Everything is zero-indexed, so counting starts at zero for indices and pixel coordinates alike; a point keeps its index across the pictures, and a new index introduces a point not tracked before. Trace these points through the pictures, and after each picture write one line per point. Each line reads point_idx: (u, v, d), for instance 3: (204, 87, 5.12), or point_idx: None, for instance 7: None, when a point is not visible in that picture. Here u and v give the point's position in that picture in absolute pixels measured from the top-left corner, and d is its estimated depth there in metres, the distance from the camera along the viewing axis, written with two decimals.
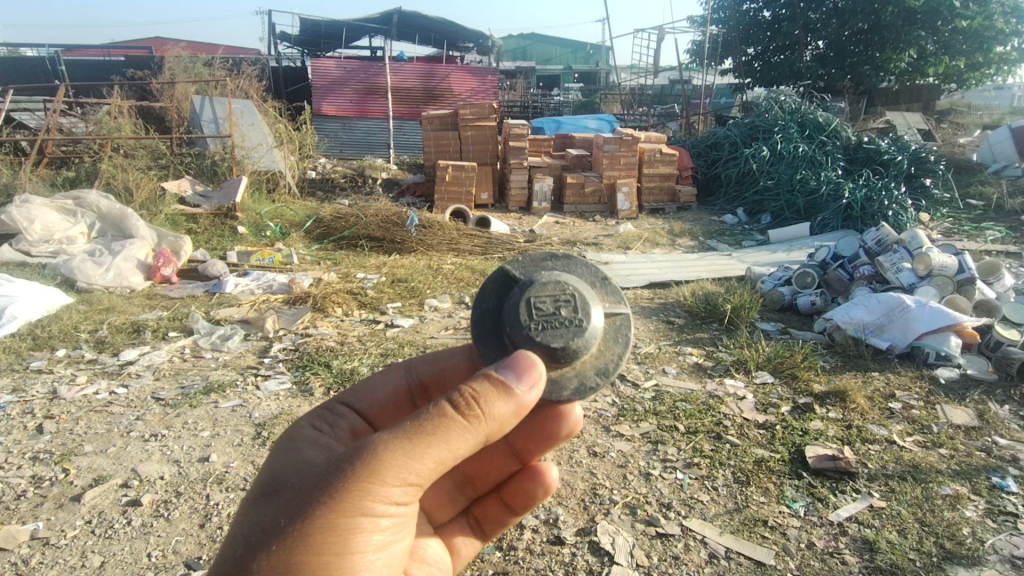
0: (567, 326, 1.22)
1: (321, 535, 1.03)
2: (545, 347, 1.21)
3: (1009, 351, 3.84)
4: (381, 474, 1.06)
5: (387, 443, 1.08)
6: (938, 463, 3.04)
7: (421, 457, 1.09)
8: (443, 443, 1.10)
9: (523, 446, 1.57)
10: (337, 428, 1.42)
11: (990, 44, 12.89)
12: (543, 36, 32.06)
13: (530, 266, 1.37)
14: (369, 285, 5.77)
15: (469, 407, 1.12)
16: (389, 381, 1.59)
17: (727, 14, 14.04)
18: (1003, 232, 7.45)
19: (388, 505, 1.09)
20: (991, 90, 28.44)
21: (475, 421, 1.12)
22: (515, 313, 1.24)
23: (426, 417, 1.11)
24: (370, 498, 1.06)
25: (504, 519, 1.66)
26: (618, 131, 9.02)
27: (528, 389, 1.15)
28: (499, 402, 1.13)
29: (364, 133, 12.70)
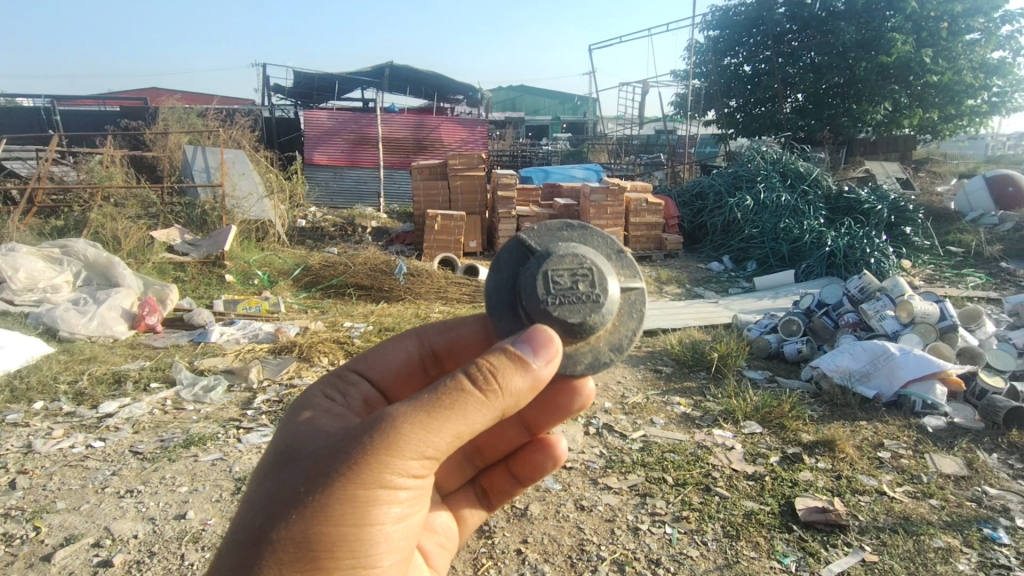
0: (583, 301, 1.31)
1: (339, 506, 1.08)
2: (562, 321, 1.29)
3: (994, 400, 3.84)
4: (400, 447, 1.10)
5: (406, 416, 1.11)
6: (929, 514, 3.00)
7: (439, 431, 1.13)
8: (460, 418, 1.14)
9: (533, 420, 1.62)
10: (349, 397, 1.44)
11: (961, 97, 13.38)
12: (531, 89, 32.93)
13: (546, 239, 1.43)
14: (356, 334, 5.73)
15: (485, 382, 1.16)
16: (402, 351, 1.61)
17: (709, 68, 14.54)
18: (983, 278, 7.58)
19: (406, 478, 1.14)
20: (965, 141, 29.36)
21: (492, 396, 1.16)
22: (533, 287, 1.31)
23: (444, 392, 1.14)
24: (389, 471, 1.10)
25: (510, 489, 1.73)
26: (605, 181, 9.20)
27: (543, 364, 1.21)
28: (514, 376, 1.18)
29: (355, 183, 12.88)
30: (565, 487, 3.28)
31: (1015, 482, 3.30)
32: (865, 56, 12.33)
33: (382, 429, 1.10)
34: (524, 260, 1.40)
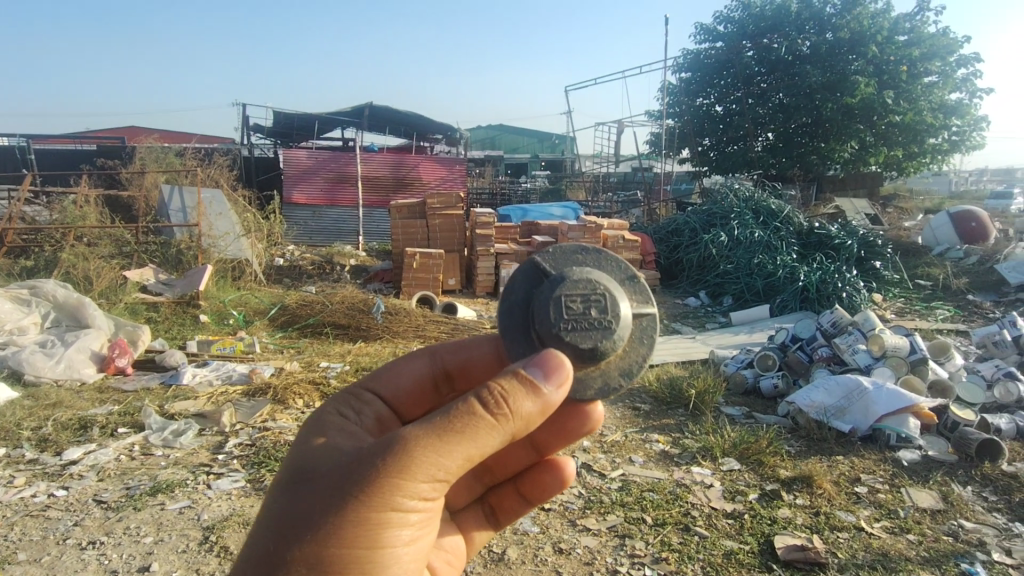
0: (595, 328, 1.29)
1: (351, 529, 1.07)
2: (574, 347, 1.28)
3: (966, 432, 3.88)
4: (412, 470, 1.09)
5: (419, 437, 1.10)
6: (907, 550, 3.00)
7: (451, 454, 1.12)
8: (471, 440, 1.13)
9: (541, 440, 1.59)
10: (363, 415, 1.42)
11: (923, 136, 13.88)
12: (510, 128, 33.51)
13: (561, 261, 1.41)
14: (332, 374, 5.65)
15: (497, 406, 1.15)
16: (414, 367, 1.58)
17: (682, 108, 14.96)
18: (952, 311, 7.75)
19: (417, 501, 1.13)
20: (930, 178, 30.33)
21: (503, 420, 1.15)
22: (545, 311, 1.30)
23: (455, 415, 1.13)
24: (401, 494, 1.10)
25: (519, 508, 1.68)
26: (582, 219, 9.32)
27: (555, 389, 1.20)
28: (525, 400, 1.17)
29: (335, 221, 12.93)
30: (544, 530, 3.22)
31: (991, 515, 3.31)
32: (831, 97, 12.79)
33: (396, 451, 1.09)
34: (539, 282, 1.38)
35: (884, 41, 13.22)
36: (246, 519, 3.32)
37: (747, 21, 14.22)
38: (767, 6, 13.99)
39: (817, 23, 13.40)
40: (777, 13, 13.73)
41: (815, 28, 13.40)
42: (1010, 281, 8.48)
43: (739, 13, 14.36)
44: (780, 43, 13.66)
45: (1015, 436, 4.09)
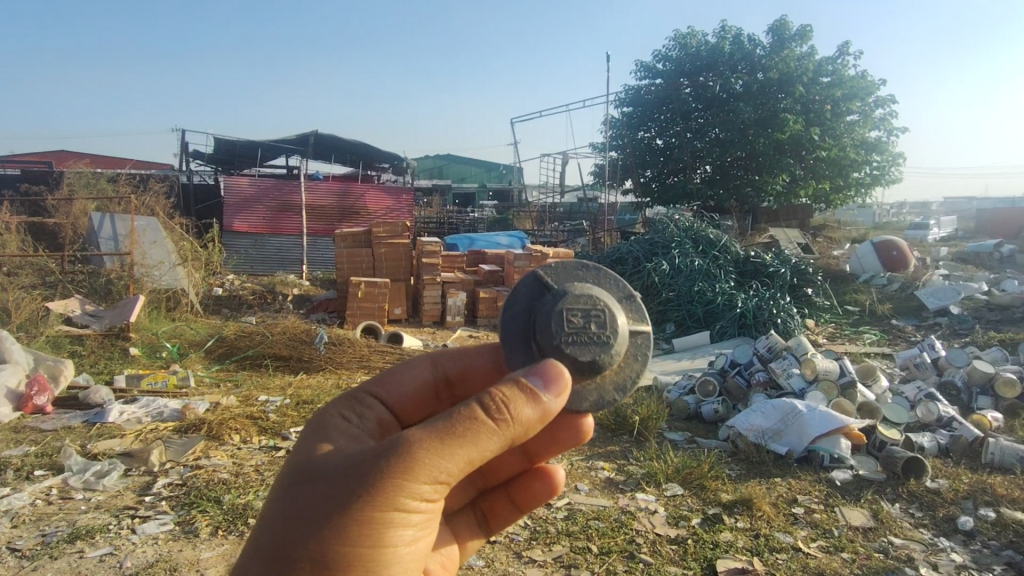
0: (595, 342, 1.31)
1: (354, 529, 1.07)
2: (574, 359, 1.30)
3: (893, 452, 4.06)
4: (414, 471, 1.08)
5: (422, 440, 1.10)
6: (842, 568, 3.08)
7: (453, 458, 1.11)
8: (472, 445, 1.13)
9: (533, 447, 1.56)
10: (364, 418, 1.40)
11: (847, 170, 14.74)
12: (458, 158, 33.68)
13: (563, 275, 1.43)
14: (271, 407, 5.44)
15: (499, 411, 1.15)
16: (414, 372, 1.56)
17: (625, 141, 15.45)
18: (878, 335, 8.18)
19: (418, 502, 1.12)
20: (855, 211, 32.13)
21: (504, 425, 1.15)
22: (548, 323, 1.32)
23: (456, 420, 1.12)
24: (402, 496, 1.09)
25: (510, 515, 1.64)
26: (528, 248, 9.40)
27: (554, 397, 1.20)
28: (526, 406, 1.17)
29: (278, 250, 12.64)
30: (488, 564, 3.16)
31: (918, 531, 3.46)
32: (763, 132, 13.46)
33: (399, 454, 1.08)
34: (542, 293, 1.41)
35: (810, 81, 14.03)
36: (175, 565, 3.14)
37: (684, 60, 14.85)
38: (703, 45, 14.69)
39: (749, 63, 14.12)
40: (711, 52, 14.41)
41: (747, 68, 14.11)
42: (929, 306, 9.04)
43: (677, 52, 15.01)
44: (715, 81, 14.31)
45: (937, 454, 4.30)
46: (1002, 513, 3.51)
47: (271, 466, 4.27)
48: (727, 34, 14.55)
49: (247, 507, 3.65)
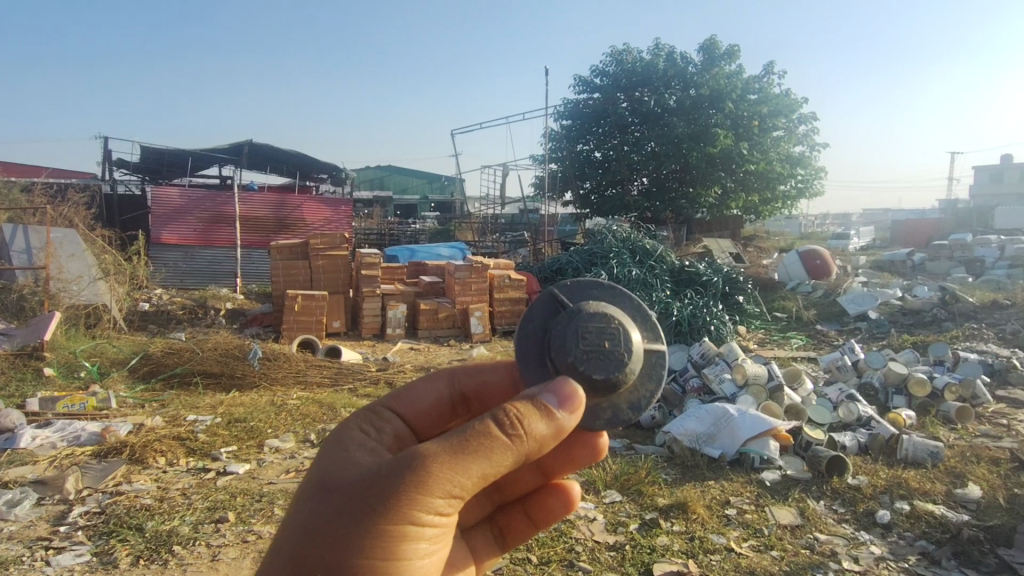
0: (607, 361, 1.31)
1: (367, 544, 1.03)
2: (588, 378, 1.30)
3: (817, 451, 4.25)
4: (430, 485, 1.05)
5: (438, 453, 1.07)
6: (771, 566, 3.18)
7: (468, 472, 1.09)
8: (487, 459, 1.10)
9: (547, 463, 1.53)
10: (382, 432, 1.35)
11: (775, 183, 15.43)
12: (399, 169, 33.23)
13: (578, 293, 1.45)
14: (200, 427, 5.20)
15: (512, 426, 1.13)
16: (432, 388, 1.52)
17: (564, 154, 15.72)
18: (804, 340, 8.57)
19: (434, 517, 1.09)
20: (783, 223, 33.68)
21: (519, 440, 1.13)
22: (563, 341, 1.33)
23: (471, 434, 1.10)
24: (416, 511, 1.06)
25: (525, 533, 1.60)
26: (469, 259, 9.38)
27: (568, 414, 1.19)
28: (540, 422, 1.15)
29: (209, 262, 12.15)
30: None
31: (841, 526, 3.62)
32: (695, 146, 13.96)
33: (415, 468, 1.05)
34: (557, 311, 1.43)
35: (739, 98, 14.65)
36: None
37: (620, 75, 15.29)
38: (638, 62, 15.15)
39: (681, 80, 14.64)
40: (646, 69, 14.88)
41: (680, 84, 14.62)
42: (850, 312, 9.54)
43: (614, 68, 15.42)
44: (650, 97, 14.76)
45: (858, 452, 4.52)
46: (916, 505, 3.72)
47: (199, 489, 4.07)
48: (660, 52, 15.04)
49: (173, 532, 3.46)
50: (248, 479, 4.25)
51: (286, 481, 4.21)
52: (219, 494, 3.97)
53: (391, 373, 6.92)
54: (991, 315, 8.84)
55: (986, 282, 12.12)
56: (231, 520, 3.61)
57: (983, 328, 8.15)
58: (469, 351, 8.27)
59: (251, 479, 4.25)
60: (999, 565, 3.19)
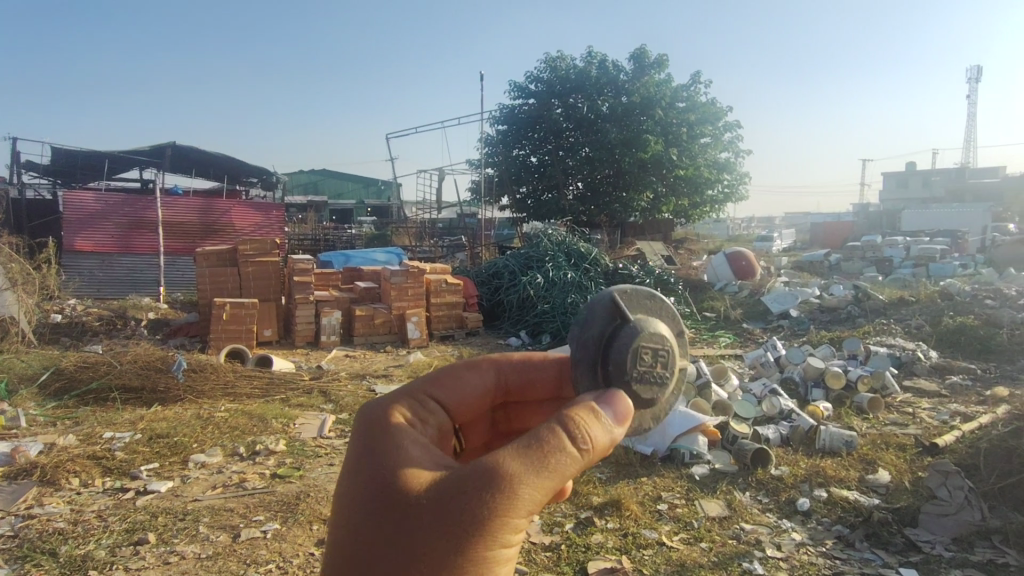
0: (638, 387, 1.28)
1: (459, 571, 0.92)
2: (638, 398, 1.28)
3: (742, 444, 4.43)
4: (517, 509, 0.95)
5: (521, 469, 0.96)
6: (700, 557, 3.28)
7: (550, 489, 0.99)
8: (565, 475, 1.01)
9: None
10: (428, 426, 1.20)
11: (704, 188, 15.97)
12: (334, 173, 32.35)
13: (635, 303, 1.38)
14: (118, 444, 4.89)
15: (581, 439, 1.04)
16: (477, 377, 1.40)
17: (499, 158, 15.83)
18: (732, 339, 8.91)
19: (515, 537, 0.99)
20: (712, 226, 34.92)
21: (590, 453, 1.05)
22: (624, 358, 1.27)
23: (551, 448, 1.00)
24: (503, 534, 0.95)
25: None
26: (405, 263, 9.26)
27: (622, 427, 1.14)
28: (607, 436, 1.09)
29: (129, 271, 11.50)
30: None
31: (765, 515, 3.78)
32: (627, 152, 14.30)
33: (500, 489, 0.93)
34: (616, 319, 1.34)
35: (668, 105, 15.09)
36: None
37: (555, 82, 15.53)
38: (571, 69, 15.43)
39: (613, 88, 14.98)
40: (579, 76, 15.17)
41: (612, 92, 14.96)
42: (774, 310, 9.98)
43: (548, 74, 15.65)
44: (583, 103, 15.04)
45: (780, 444, 4.73)
46: (832, 492, 3.94)
47: (116, 510, 3.83)
48: (593, 59, 15.36)
49: (88, 557, 3.25)
50: (171, 497, 4.03)
51: (213, 497, 4.03)
52: (139, 515, 3.76)
53: (326, 382, 6.75)
54: (898, 311, 9.46)
55: (893, 280, 12.96)
56: (152, 541, 3.41)
57: (891, 323, 8.71)
58: (405, 357, 8.17)
59: (174, 497, 4.04)
60: (906, 544, 3.42)
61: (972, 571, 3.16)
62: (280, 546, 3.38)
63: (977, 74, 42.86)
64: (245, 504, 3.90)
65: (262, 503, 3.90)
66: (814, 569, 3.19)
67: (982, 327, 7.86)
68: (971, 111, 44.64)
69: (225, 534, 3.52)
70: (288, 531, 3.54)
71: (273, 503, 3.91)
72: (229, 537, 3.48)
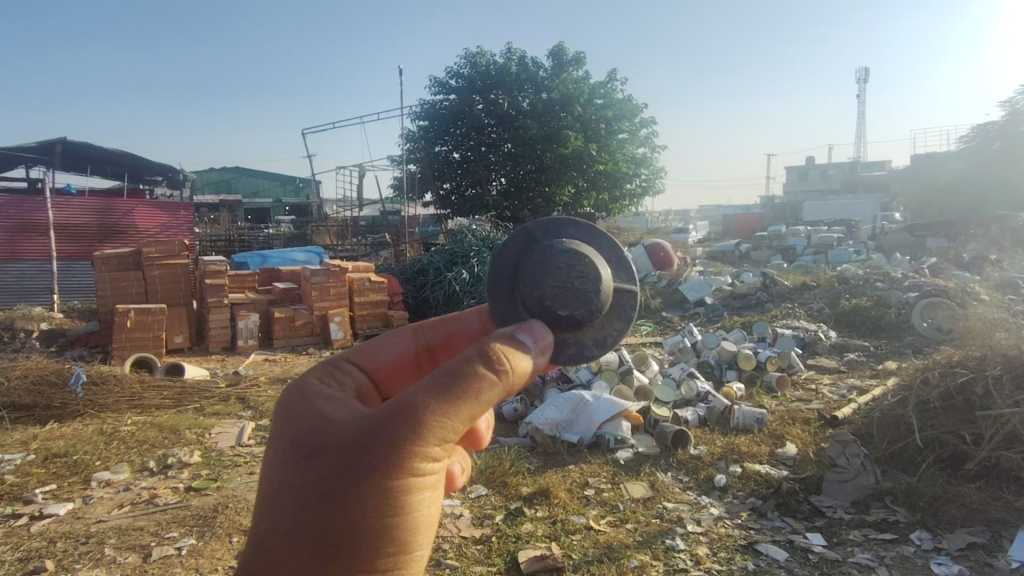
0: (628, 314, 1.34)
1: (382, 500, 0.96)
2: (563, 300, 1.24)
3: (663, 427, 4.61)
4: (422, 433, 0.96)
5: (419, 401, 0.97)
6: (627, 538, 3.38)
7: (455, 413, 0.98)
8: (478, 396, 1.00)
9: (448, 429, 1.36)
10: (344, 384, 1.16)
11: (622, 182, 15.83)
12: (249, 170, 30.74)
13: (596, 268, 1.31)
14: (6, 468, 4.47)
15: (499, 360, 1.03)
16: (399, 343, 1.32)
17: (421, 155, 15.71)
18: (653, 326, 9.22)
19: (429, 463, 0.99)
20: (631, 218, 35.88)
21: (504, 375, 1.03)
22: (547, 273, 1.26)
23: (464, 376, 1.00)
24: (415, 460, 0.97)
25: None
26: (324, 261, 8.94)
27: (539, 353, 1.14)
28: (522, 358, 1.07)
29: (16, 278, 10.51)
30: None
31: (686, 493, 3.95)
32: (549, 148, 14.43)
33: (399, 417, 0.96)
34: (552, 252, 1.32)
35: (586, 102, 15.22)
36: None
37: (475, 77, 15.61)
38: (491, 65, 15.49)
39: (534, 84, 15.12)
40: (499, 71, 15.26)
41: (532, 88, 15.09)
42: (691, 298, 10.43)
43: (468, 69, 15.63)
44: (504, 99, 15.10)
45: (698, 425, 4.96)
46: (746, 467, 4.16)
47: (7, 539, 3.52)
48: (512, 55, 15.42)
49: None
50: (72, 520, 3.75)
51: (121, 516, 3.78)
52: (35, 542, 3.47)
53: (243, 387, 6.45)
54: (801, 296, 10.10)
55: (797, 267, 13.84)
56: (50, 570, 3.16)
57: (796, 307, 9.30)
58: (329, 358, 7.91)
59: (75, 520, 3.76)
60: (811, 510, 3.67)
61: (869, 530, 3.44)
62: (198, 562, 3.22)
63: (865, 74, 46.17)
64: (157, 521, 3.68)
65: (176, 519, 3.69)
66: (731, 541, 3.36)
67: (874, 307, 8.53)
68: (862, 114, 48.19)
69: (135, 554, 3.31)
70: (206, 546, 3.37)
71: (189, 517, 3.71)
72: (138, 557, 3.28)
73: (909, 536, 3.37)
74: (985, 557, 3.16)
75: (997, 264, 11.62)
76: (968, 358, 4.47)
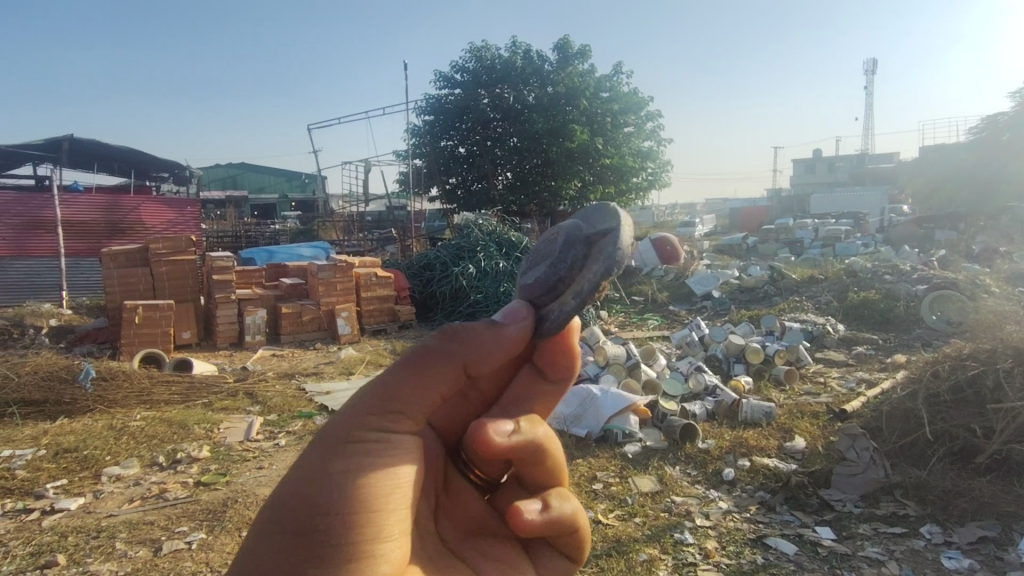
0: (613, 259, 1.03)
1: (326, 467, 0.84)
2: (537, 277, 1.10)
3: (671, 420, 4.59)
4: (363, 399, 0.91)
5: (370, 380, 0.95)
6: (635, 532, 3.38)
7: (397, 376, 0.92)
8: (421, 357, 0.93)
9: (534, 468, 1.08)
10: None
11: (628, 176, 15.79)
12: (255, 167, 30.79)
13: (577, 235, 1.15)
14: (18, 463, 4.51)
15: (447, 330, 0.98)
16: None
17: (426, 149, 15.72)
18: (660, 320, 9.20)
19: (378, 428, 0.89)
20: (637, 211, 35.74)
21: (452, 338, 0.96)
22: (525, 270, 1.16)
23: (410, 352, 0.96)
24: (357, 421, 0.88)
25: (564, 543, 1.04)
26: (331, 257, 8.95)
27: (509, 324, 1.01)
28: (475, 327, 0.99)
29: (25, 276, 10.57)
30: None
31: (694, 487, 3.94)
32: (555, 141, 14.36)
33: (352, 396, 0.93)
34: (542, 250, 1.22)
35: (592, 95, 15.15)
36: None
37: (480, 71, 15.56)
38: (496, 59, 15.43)
39: (539, 77, 15.05)
40: (505, 66, 15.19)
41: (538, 81, 15.02)
42: (698, 291, 10.40)
43: (473, 64, 15.58)
44: (509, 93, 15.04)
45: (706, 419, 4.94)
46: (755, 461, 4.15)
47: (18, 533, 3.54)
48: (518, 49, 15.35)
49: None
50: (83, 514, 3.78)
51: (131, 511, 3.80)
52: (46, 537, 3.50)
53: (252, 383, 6.48)
54: (809, 289, 10.06)
55: (805, 259, 13.79)
56: (62, 563, 3.19)
57: (803, 300, 9.27)
58: (336, 353, 7.94)
59: (86, 514, 3.78)
60: (821, 504, 3.66)
61: (878, 523, 3.43)
62: (207, 556, 3.24)
63: (875, 66, 45.74)
64: (167, 515, 3.70)
65: (185, 513, 3.71)
66: (740, 534, 3.35)
67: (882, 300, 8.48)
68: (870, 106, 47.80)
69: (145, 548, 3.33)
70: (216, 540, 3.39)
71: (199, 511, 3.74)
72: (149, 552, 3.30)
73: (920, 530, 3.36)
74: (995, 551, 3.14)
75: (1007, 255, 11.54)
76: (978, 350, 4.43)
